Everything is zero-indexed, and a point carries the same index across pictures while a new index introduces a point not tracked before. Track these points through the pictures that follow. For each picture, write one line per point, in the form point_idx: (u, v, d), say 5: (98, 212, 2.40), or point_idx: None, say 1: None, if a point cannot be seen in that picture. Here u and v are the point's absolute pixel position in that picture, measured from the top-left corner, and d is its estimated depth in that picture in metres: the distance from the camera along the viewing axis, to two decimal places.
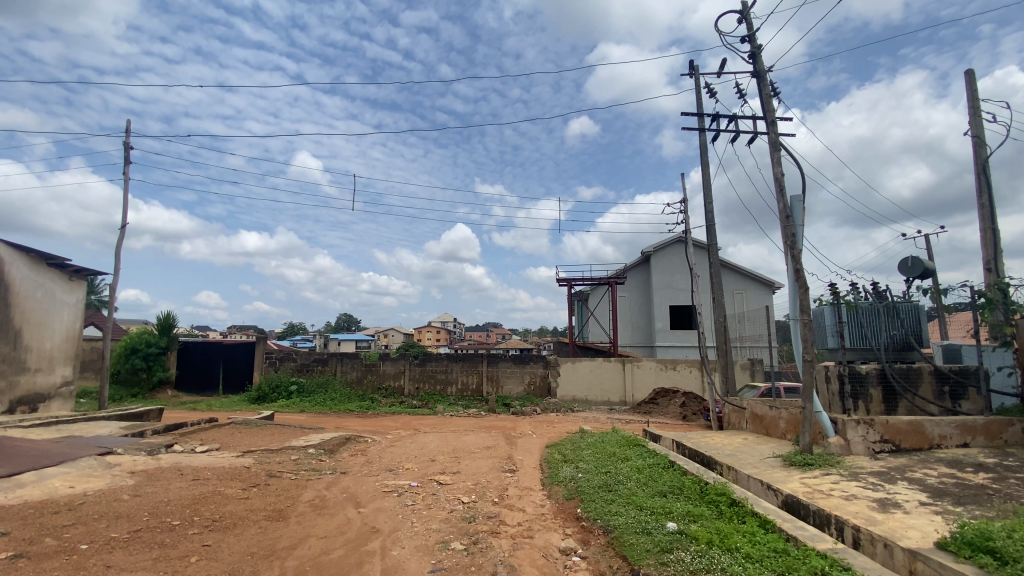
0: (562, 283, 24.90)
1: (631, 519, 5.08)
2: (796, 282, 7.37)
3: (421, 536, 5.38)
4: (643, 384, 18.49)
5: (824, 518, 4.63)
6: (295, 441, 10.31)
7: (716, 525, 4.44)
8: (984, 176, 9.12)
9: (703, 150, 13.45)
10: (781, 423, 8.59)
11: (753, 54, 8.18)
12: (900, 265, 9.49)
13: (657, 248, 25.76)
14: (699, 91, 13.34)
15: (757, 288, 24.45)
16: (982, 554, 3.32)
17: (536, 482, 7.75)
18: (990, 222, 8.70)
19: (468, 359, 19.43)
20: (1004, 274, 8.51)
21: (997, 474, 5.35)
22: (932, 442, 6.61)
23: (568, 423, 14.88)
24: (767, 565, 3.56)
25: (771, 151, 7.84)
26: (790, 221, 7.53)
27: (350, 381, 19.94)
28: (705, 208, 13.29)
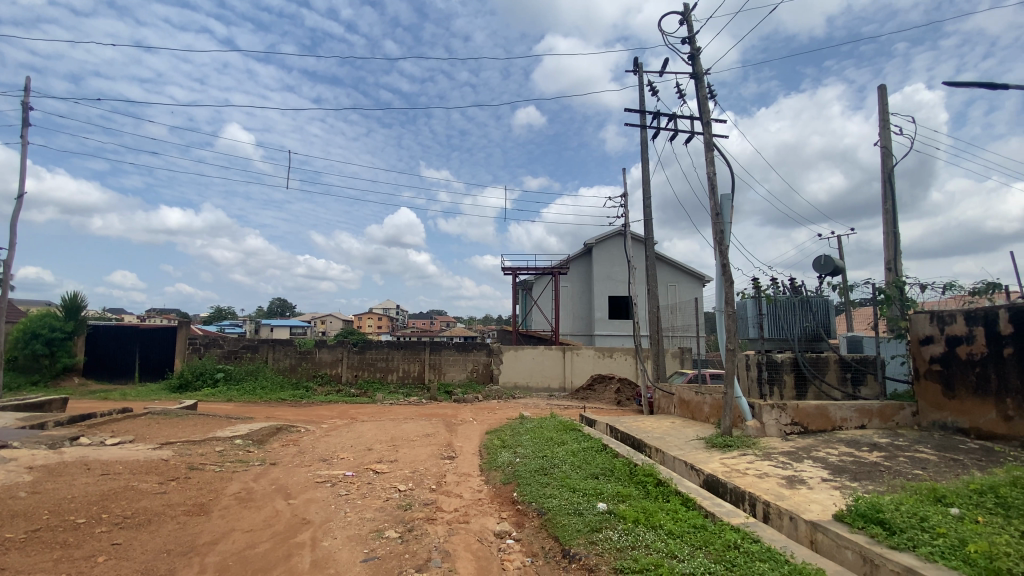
0: (506, 271, 24.98)
1: (564, 501, 5.24)
2: (723, 276, 7.84)
3: (354, 525, 5.28)
4: (581, 371, 19.06)
5: (739, 495, 5.01)
6: (220, 432, 9.74)
7: (643, 505, 4.68)
8: (890, 184, 10.05)
9: (644, 146, 13.91)
10: (705, 408, 9.15)
11: (693, 56, 8.50)
12: (814, 262, 10.32)
13: (598, 240, 26.48)
14: (643, 88, 13.73)
15: (690, 281, 25.71)
16: (873, 524, 3.71)
17: (474, 468, 7.81)
18: (893, 226, 9.62)
19: (410, 346, 19.13)
20: (901, 274, 9.47)
21: (886, 452, 6.00)
22: (834, 424, 7.29)
23: (508, 410, 15.07)
24: (687, 540, 3.81)
25: (705, 151, 8.22)
26: (720, 218, 7.96)
27: (282, 368, 19.05)
28: (645, 202, 13.77)
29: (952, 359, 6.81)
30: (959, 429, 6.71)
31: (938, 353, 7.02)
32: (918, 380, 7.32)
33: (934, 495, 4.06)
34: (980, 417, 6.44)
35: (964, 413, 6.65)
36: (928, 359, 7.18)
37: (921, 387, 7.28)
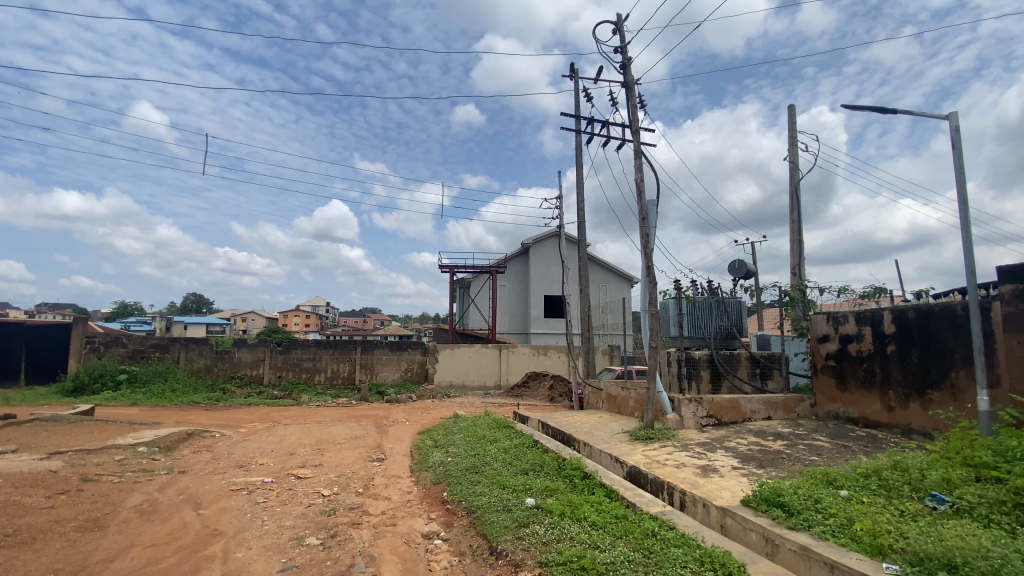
0: (443, 269, 24.69)
1: (493, 498, 5.28)
2: (648, 278, 8.24)
3: (272, 534, 5.00)
4: (516, 369, 19.28)
5: (659, 485, 5.30)
6: (121, 439, 8.85)
7: (569, 498, 4.82)
8: (796, 196, 11.03)
9: (579, 150, 14.30)
10: (631, 403, 9.56)
11: (625, 66, 8.85)
12: (730, 266, 11.10)
13: (535, 240, 26.90)
14: (578, 93, 14.10)
15: (620, 282, 26.77)
16: (774, 507, 4.06)
17: (404, 469, 7.67)
18: (798, 234, 10.56)
19: (340, 345, 18.40)
20: (804, 278, 10.42)
21: (788, 441, 6.59)
22: (745, 416, 7.90)
23: (442, 409, 14.94)
24: (609, 530, 3.97)
25: (635, 157, 8.60)
26: (647, 222, 8.36)
27: (197, 369, 17.66)
28: (578, 204, 14.17)
29: (845, 355, 7.59)
30: (849, 418, 7.49)
31: (833, 350, 7.80)
32: (817, 374, 8.09)
33: (827, 479, 4.50)
34: (867, 407, 7.23)
35: (854, 404, 7.43)
36: (824, 356, 7.96)
37: (818, 380, 8.06)
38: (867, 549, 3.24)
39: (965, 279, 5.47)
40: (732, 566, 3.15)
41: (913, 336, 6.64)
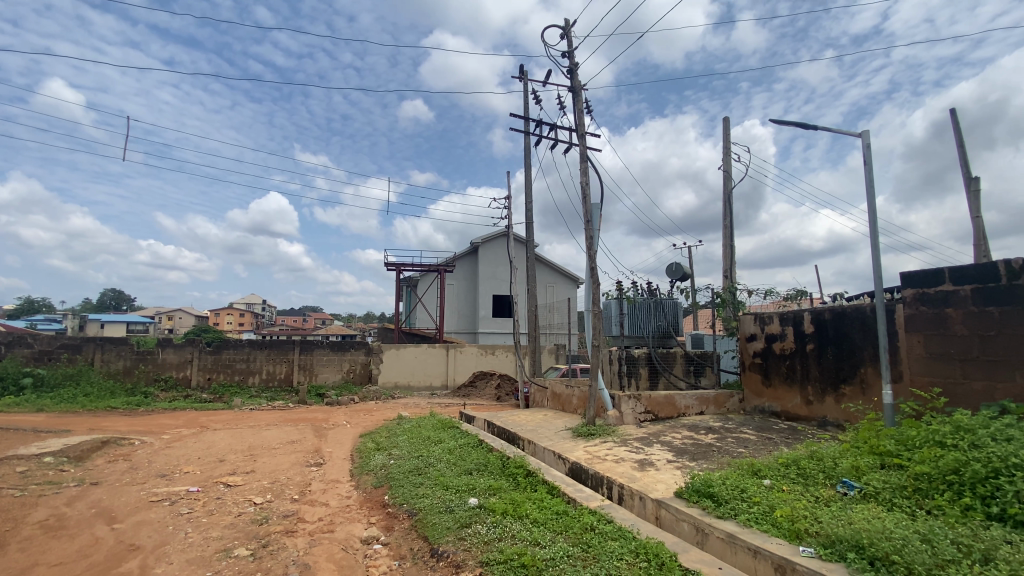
0: (389, 267, 24.15)
1: (436, 499, 5.24)
2: (591, 278, 8.46)
3: (196, 547, 4.69)
4: (463, 369, 19.19)
5: (598, 480, 5.45)
6: (23, 449, 8.00)
7: (512, 496, 4.86)
8: (729, 204, 11.70)
9: (528, 152, 14.44)
10: (574, 400, 9.78)
11: (572, 70, 9.02)
12: (668, 269, 11.61)
13: (484, 239, 26.88)
14: (528, 95, 14.23)
15: (567, 282, 27.30)
16: (704, 498, 4.29)
17: (344, 473, 7.43)
18: (730, 240, 11.20)
19: (276, 346, 17.54)
20: (735, 281, 11.07)
21: (718, 434, 6.98)
22: (679, 411, 8.29)
23: (386, 411, 14.61)
24: (550, 526, 4.04)
25: (581, 161, 8.79)
26: (591, 225, 8.57)
27: (114, 372, 16.27)
28: (526, 205, 14.31)
29: (769, 353, 8.14)
30: (773, 411, 8.04)
31: (759, 349, 8.34)
32: (744, 371, 8.63)
33: (752, 470, 4.81)
34: (788, 401, 7.79)
35: (777, 398, 7.98)
36: (751, 354, 8.50)
37: (746, 377, 8.59)
38: (786, 534, 3.49)
39: (873, 284, 6.01)
40: (665, 556, 3.29)
41: (829, 336, 7.21)
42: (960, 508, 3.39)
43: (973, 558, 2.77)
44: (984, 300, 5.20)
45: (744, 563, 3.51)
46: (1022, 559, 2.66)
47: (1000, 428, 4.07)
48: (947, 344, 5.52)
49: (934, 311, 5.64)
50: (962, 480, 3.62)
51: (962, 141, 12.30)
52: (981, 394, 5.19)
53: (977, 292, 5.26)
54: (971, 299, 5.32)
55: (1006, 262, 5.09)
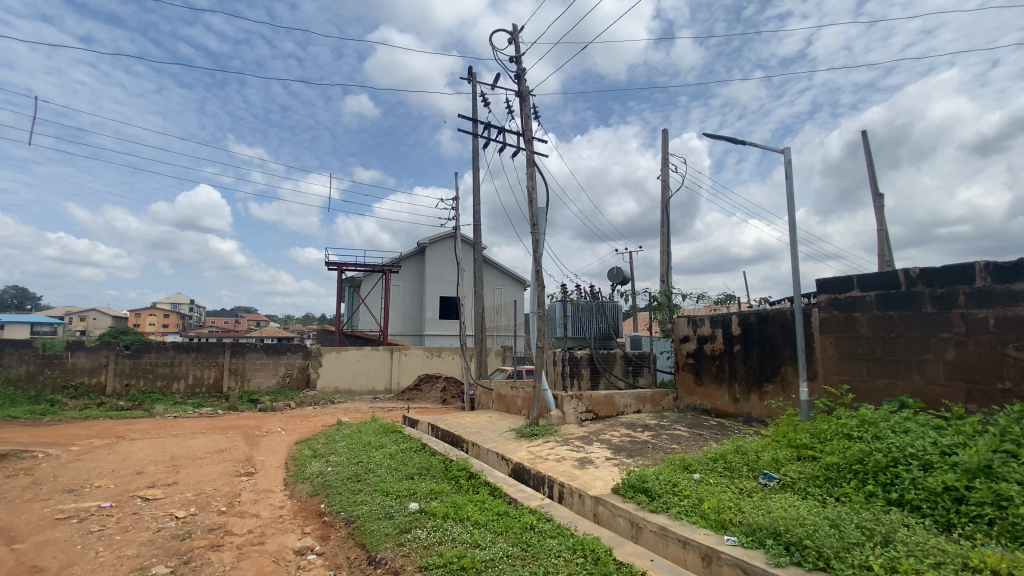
0: (331, 267, 23.32)
1: (375, 505, 5.12)
2: (536, 281, 8.59)
3: (109, 566, 4.33)
4: (408, 372, 18.84)
5: (540, 479, 5.53)
6: None
7: (453, 499, 4.83)
8: (667, 211, 12.27)
9: (476, 154, 14.46)
10: (519, 401, 9.87)
11: (519, 76, 9.13)
12: (610, 273, 12.00)
13: (431, 240, 26.57)
14: (476, 97, 14.26)
15: (514, 284, 27.48)
16: (639, 493, 4.48)
17: (277, 483, 7.09)
18: (667, 246, 11.74)
19: (205, 349, 16.46)
20: (671, 285, 11.61)
21: (654, 431, 7.28)
22: (618, 410, 8.57)
23: (325, 416, 14.07)
24: (490, 527, 4.05)
25: (527, 165, 8.91)
26: (537, 228, 8.70)
27: (14, 378, 14.69)
28: (473, 207, 14.30)
29: (701, 354, 8.61)
30: (704, 409, 8.49)
31: (692, 349, 8.79)
32: (678, 371, 9.06)
33: (684, 465, 5.06)
34: (717, 399, 8.25)
35: (707, 396, 8.43)
36: (685, 355, 8.93)
37: (680, 376, 9.03)
38: (713, 524, 3.70)
39: (793, 289, 6.51)
40: (600, 551, 3.40)
41: (754, 338, 7.72)
42: (865, 495, 3.73)
43: (875, 541, 3.04)
44: (886, 305, 5.75)
45: (675, 554, 3.67)
46: (915, 540, 2.96)
47: (899, 422, 4.52)
48: (855, 345, 6.05)
49: (844, 315, 6.18)
50: (867, 468, 3.98)
51: (871, 161, 13.57)
52: (883, 390, 5.74)
53: (880, 297, 5.81)
54: (875, 304, 5.87)
55: (904, 271, 5.66)
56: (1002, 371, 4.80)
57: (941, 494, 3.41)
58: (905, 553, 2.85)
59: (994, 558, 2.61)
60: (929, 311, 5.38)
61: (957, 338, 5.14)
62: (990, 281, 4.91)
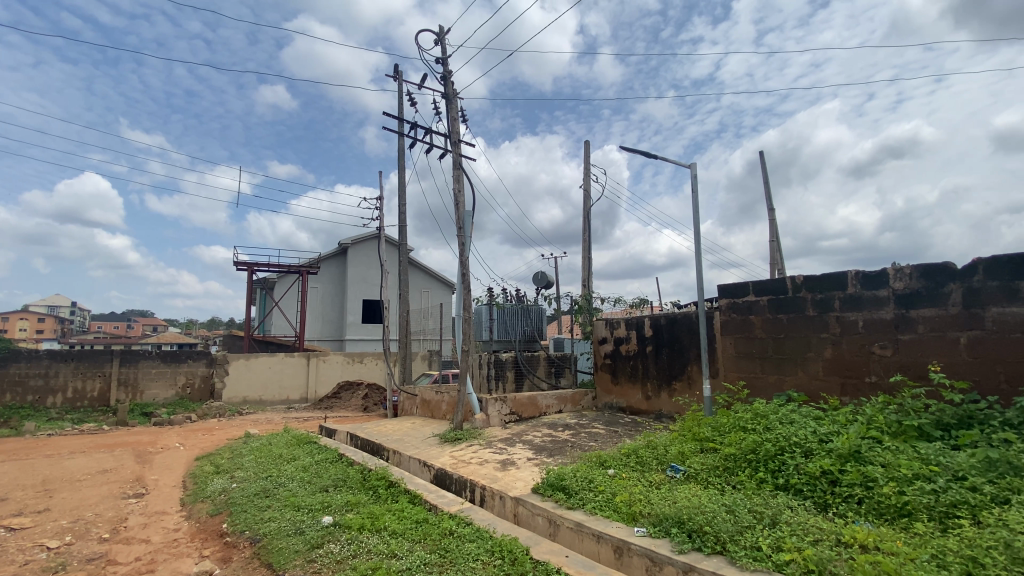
0: (240, 267, 21.68)
1: (284, 522, 4.80)
2: (462, 284, 8.56)
3: None
4: (326, 380, 17.97)
5: (462, 484, 5.49)
6: None
7: (371, 510, 4.67)
8: (588, 219, 12.76)
9: (401, 154, 14.16)
10: (443, 406, 9.77)
11: (446, 77, 9.08)
12: (535, 277, 12.26)
13: (354, 240, 25.59)
14: (402, 96, 13.98)
15: (441, 287, 27.15)
16: (557, 491, 4.60)
17: (173, 503, 6.44)
18: (589, 251, 12.21)
19: (88, 357, 14.64)
20: (592, 289, 12.07)
21: (573, 430, 7.51)
22: (541, 411, 8.75)
23: (231, 429, 13.01)
24: (408, 536, 3.96)
25: (453, 167, 8.87)
26: (463, 230, 8.66)
27: None
28: (398, 208, 13.98)
29: (617, 354, 9.02)
30: (620, 407, 8.89)
31: (609, 350, 9.19)
32: (597, 371, 9.43)
33: (600, 461, 5.27)
34: (632, 397, 8.67)
35: (623, 395, 8.85)
36: (603, 356, 9.31)
37: (599, 377, 9.40)
38: (625, 517, 3.88)
39: (698, 294, 7.02)
40: (518, 551, 3.44)
41: (664, 339, 8.22)
42: (757, 481, 4.10)
43: (764, 523, 3.35)
44: (776, 309, 6.37)
45: (590, 549, 3.80)
46: (798, 520, 3.29)
47: (786, 414, 5.03)
48: (750, 345, 6.63)
49: (741, 318, 6.76)
50: (759, 457, 4.38)
51: (767, 178, 15.01)
52: (773, 385, 6.35)
53: (772, 302, 6.43)
54: (767, 308, 6.48)
55: (789, 278, 6.31)
56: (870, 366, 5.49)
57: (819, 477, 3.83)
58: (789, 533, 3.17)
59: (862, 534, 2.96)
60: (812, 314, 6.03)
61: (834, 338, 5.81)
62: (860, 288, 5.61)
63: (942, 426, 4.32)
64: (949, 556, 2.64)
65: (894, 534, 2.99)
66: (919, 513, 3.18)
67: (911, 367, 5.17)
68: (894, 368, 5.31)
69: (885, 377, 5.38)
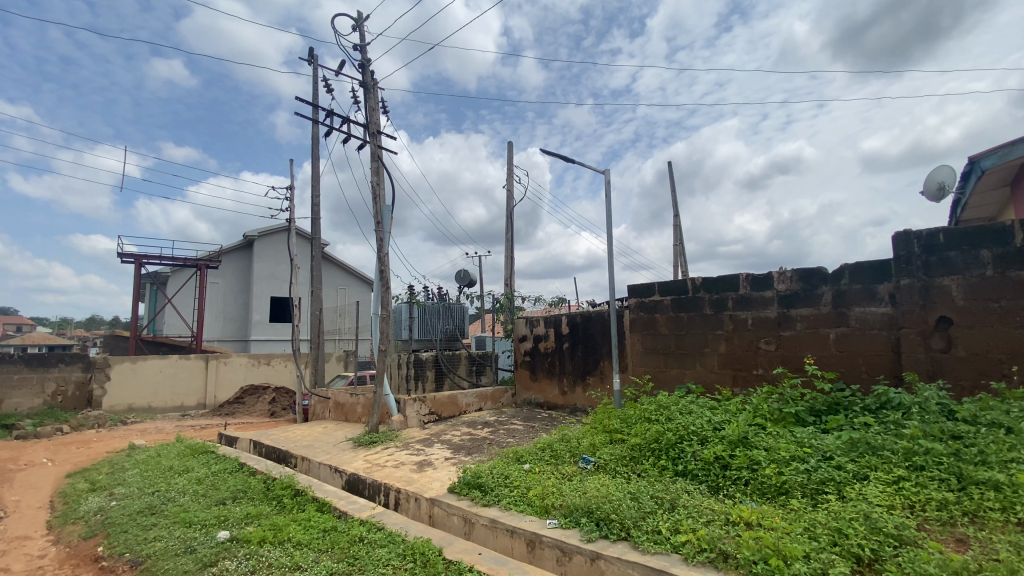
0: (126, 259, 19.37)
1: (172, 541, 4.35)
2: (380, 281, 8.28)
3: None
4: (228, 384, 16.58)
5: (376, 488, 5.31)
6: None
7: (274, 521, 4.37)
8: (510, 218, 12.91)
9: (315, 143, 13.41)
10: (358, 408, 9.39)
11: (364, 65, 8.72)
12: (457, 275, 12.20)
13: (262, 233, 23.85)
14: (316, 81, 13.22)
15: (359, 285, 26.13)
16: (474, 489, 4.60)
17: (36, 528, 5.60)
18: (511, 250, 12.35)
19: None
20: (513, 288, 12.23)
21: (492, 428, 7.56)
22: (461, 410, 8.70)
23: (112, 441, 11.57)
24: (314, 546, 3.76)
25: (372, 159, 8.54)
26: (381, 225, 8.37)
27: None
28: (311, 200, 13.22)
29: (536, 352, 9.20)
30: (538, 403, 9.09)
31: (528, 348, 9.36)
32: (517, 369, 9.57)
33: (516, 457, 5.34)
34: (549, 393, 8.90)
35: (541, 391, 9.06)
36: (522, 353, 9.45)
37: (518, 374, 9.54)
38: (538, 510, 3.97)
39: (610, 294, 7.36)
40: (430, 553, 3.39)
41: (580, 336, 8.52)
42: (659, 468, 4.37)
43: (664, 507, 3.57)
44: (679, 308, 6.84)
45: (503, 544, 3.84)
46: (693, 503, 3.55)
47: (685, 405, 5.43)
48: (655, 341, 7.07)
49: (648, 316, 7.19)
50: (661, 445, 4.68)
51: (674, 188, 16.12)
52: (676, 378, 6.82)
53: (675, 301, 6.89)
54: (670, 307, 6.94)
55: (690, 279, 6.80)
56: (757, 359, 6.07)
57: (713, 462, 4.16)
58: (685, 515, 3.41)
59: (747, 512, 3.26)
60: (709, 313, 6.54)
61: (727, 334, 6.35)
62: (749, 289, 6.18)
63: (814, 412, 4.89)
64: (818, 528, 2.98)
65: (774, 511, 3.32)
66: (795, 491, 3.56)
67: (791, 360, 5.79)
68: (777, 361, 5.91)
69: (769, 369, 5.97)
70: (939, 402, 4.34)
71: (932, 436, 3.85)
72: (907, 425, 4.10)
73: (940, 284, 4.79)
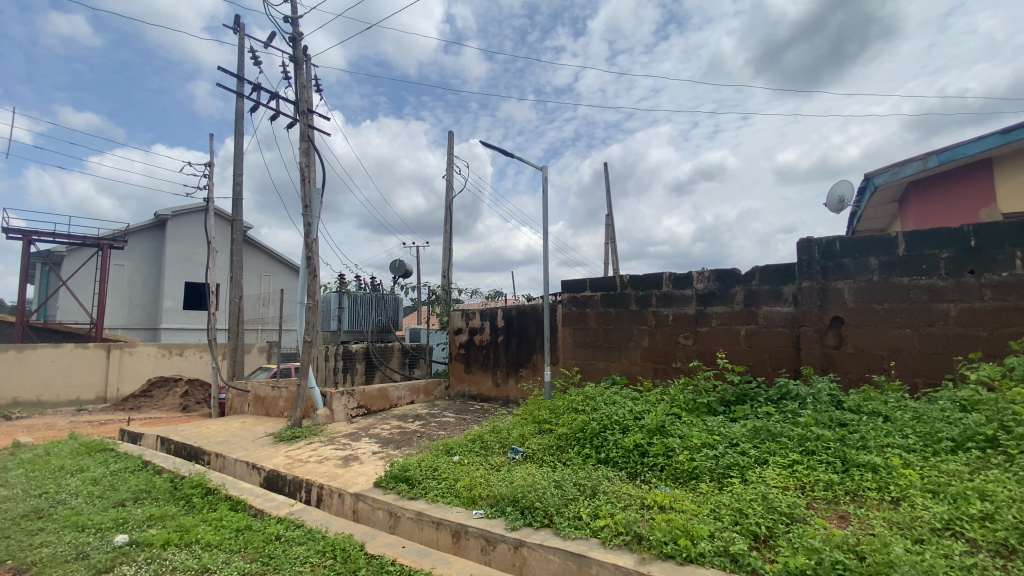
0: (11, 234, 17.13)
1: (61, 546, 3.94)
2: (307, 268, 7.90)
3: None
4: (133, 376, 15.18)
5: (297, 485, 5.10)
6: None
7: (180, 522, 4.07)
8: (449, 210, 12.77)
9: (240, 118, 12.52)
10: (281, 402, 8.96)
11: (295, 39, 8.23)
12: (392, 265, 11.91)
13: (176, 212, 21.95)
14: (242, 52, 12.33)
15: (286, 273, 24.81)
16: (400, 482, 4.54)
17: None
18: (449, 242, 12.21)
19: None
20: (450, 281, 12.11)
21: (423, 421, 7.49)
22: (391, 403, 8.53)
23: None
24: (225, 547, 3.55)
25: (301, 139, 8.11)
26: (310, 210, 7.97)
27: None
28: (234, 179, 12.33)
29: (471, 345, 9.20)
30: (471, 395, 9.11)
31: (463, 341, 9.33)
32: (451, 361, 9.53)
33: (445, 449, 5.33)
34: (483, 385, 8.95)
35: (474, 383, 9.09)
36: (458, 346, 9.42)
37: (452, 366, 9.51)
38: (465, 501, 3.99)
39: (544, 288, 7.49)
40: (352, 549, 3.31)
41: (514, 330, 8.62)
42: (583, 456, 4.54)
43: (586, 494, 3.71)
44: (608, 303, 7.10)
45: (428, 536, 3.83)
46: (613, 489, 3.72)
47: (610, 396, 5.66)
48: (585, 335, 7.30)
49: (579, 311, 7.41)
50: (586, 435, 4.85)
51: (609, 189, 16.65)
52: (602, 370, 7.09)
53: (605, 297, 7.14)
54: (600, 302, 7.18)
55: (619, 277, 7.05)
56: (676, 353, 6.44)
57: (632, 450, 4.38)
58: (604, 501, 3.56)
59: (660, 496, 3.46)
60: (634, 308, 6.85)
61: (651, 329, 6.68)
62: (672, 287, 6.52)
63: (725, 402, 5.27)
64: (723, 510, 3.23)
65: (685, 494, 3.55)
66: (704, 475, 3.83)
67: (706, 354, 6.20)
68: (694, 354, 6.30)
69: (686, 362, 6.35)
70: (829, 393, 4.82)
71: (823, 424, 4.28)
72: (802, 413, 4.54)
73: (835, 287, 5.32)
